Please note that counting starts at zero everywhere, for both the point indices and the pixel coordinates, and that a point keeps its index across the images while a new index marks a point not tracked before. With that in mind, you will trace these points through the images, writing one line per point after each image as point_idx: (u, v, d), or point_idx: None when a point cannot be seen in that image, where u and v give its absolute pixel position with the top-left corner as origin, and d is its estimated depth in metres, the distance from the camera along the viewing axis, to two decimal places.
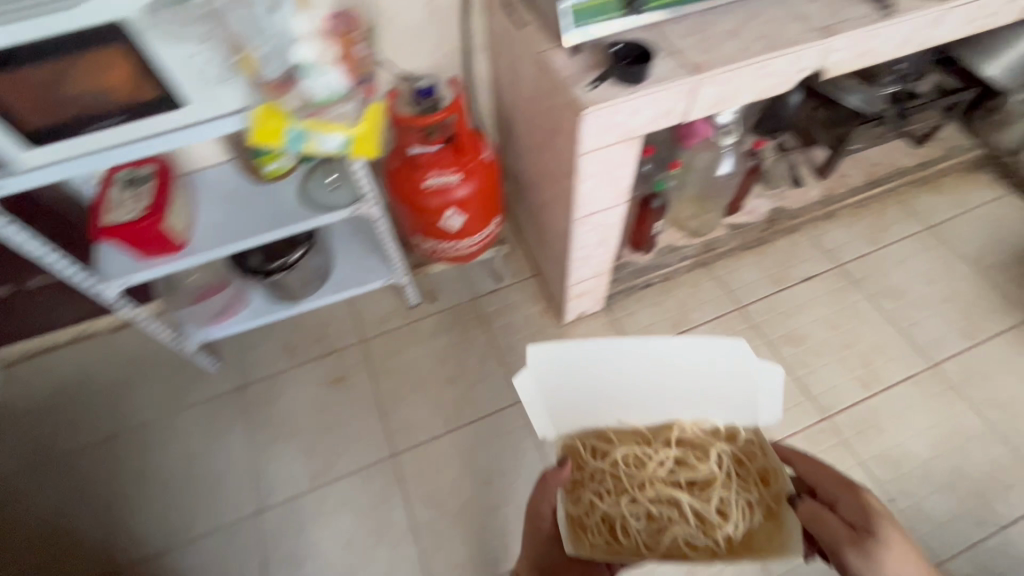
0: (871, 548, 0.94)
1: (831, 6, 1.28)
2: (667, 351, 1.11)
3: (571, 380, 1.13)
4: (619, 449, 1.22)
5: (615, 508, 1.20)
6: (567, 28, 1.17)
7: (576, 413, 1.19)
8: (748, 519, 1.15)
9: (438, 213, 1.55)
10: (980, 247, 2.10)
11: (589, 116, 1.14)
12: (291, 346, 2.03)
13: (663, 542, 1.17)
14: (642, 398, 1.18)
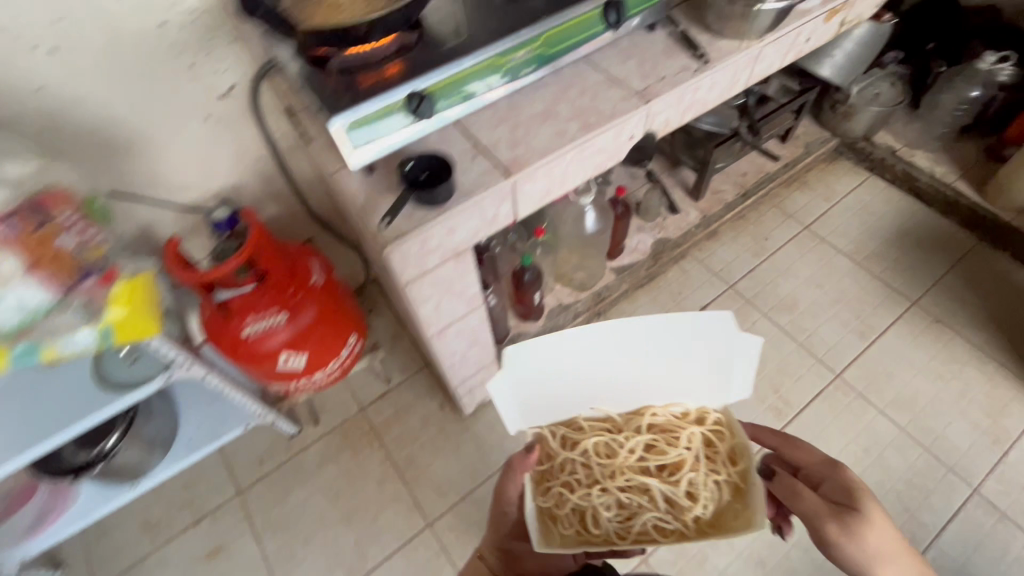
0: (861, 532, 0.87)
1: (646, 64, 1.18)
2: (652, 336, 0.95)
3: (544, 373, 0.97)
4: (589, 440, 1.06)
5: (582, 498, 1.04)
6: (349, 152, 0.99)
7: (552, 403, 1.03)
8: (719, 499, 1.01)
9: (269, 359, 1.30)
10: (856, 237, 2.12)
11: (395, 254, 0.96)
12: (153, 522, 1.70)
13: (632, 530, 1.03)
14: (610, 381, 1.03)
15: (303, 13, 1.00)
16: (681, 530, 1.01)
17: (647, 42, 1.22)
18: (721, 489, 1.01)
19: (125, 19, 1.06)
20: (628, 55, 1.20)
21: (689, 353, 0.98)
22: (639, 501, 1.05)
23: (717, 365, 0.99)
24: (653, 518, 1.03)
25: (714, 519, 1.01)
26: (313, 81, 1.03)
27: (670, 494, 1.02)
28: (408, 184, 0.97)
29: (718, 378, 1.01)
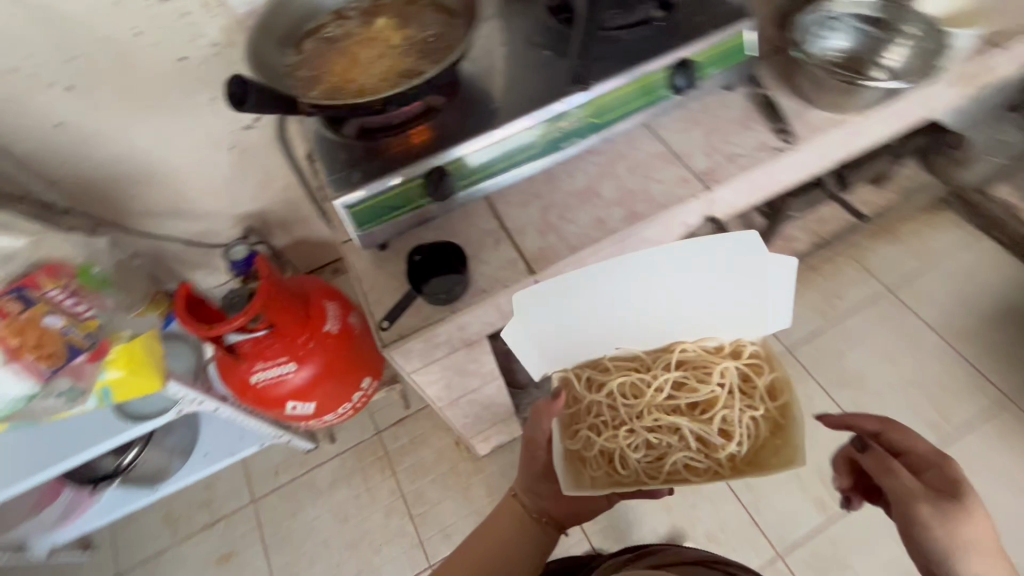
0: (960, 527, 0.66)
1: (714, 136, 1.00)
2: (669, 264, 0.78)
3: (557, 319, 0.82)
4: (612, 380, 0.90)
5: (608, 439, 0.89)
6: (355, 233, 0.88)
7: (573, 349, 0.87)
8: (761, 437, 0.85)
9: (277, 404, 1.27)
10: (949, 309, 1.82)
11: (395, 353, 0.86)
12: (173, 517, 1.76)
13: (663, 467, 0.87)
14: (630, 315, 0.84)
15: (321, 68, 0.90)
16: (719, 467, 0.85)
17: (719, 106, 1.03)
18: (761, 425, 0.86)
19: (144, 56, 0.99)
20: (694, 122, 1.02)
21: (718, 280, 0.80)
22: (671, 439, 0.88)
23: (752, 293, 0.81)
24: (689, 458, 0.86)
25: (756, 455, 0.85)
26: (329, 143, 0.93)
27: (704, 433, 0.86)
28: (410, 279, 0.86)
29: (754, 304, 0.82)
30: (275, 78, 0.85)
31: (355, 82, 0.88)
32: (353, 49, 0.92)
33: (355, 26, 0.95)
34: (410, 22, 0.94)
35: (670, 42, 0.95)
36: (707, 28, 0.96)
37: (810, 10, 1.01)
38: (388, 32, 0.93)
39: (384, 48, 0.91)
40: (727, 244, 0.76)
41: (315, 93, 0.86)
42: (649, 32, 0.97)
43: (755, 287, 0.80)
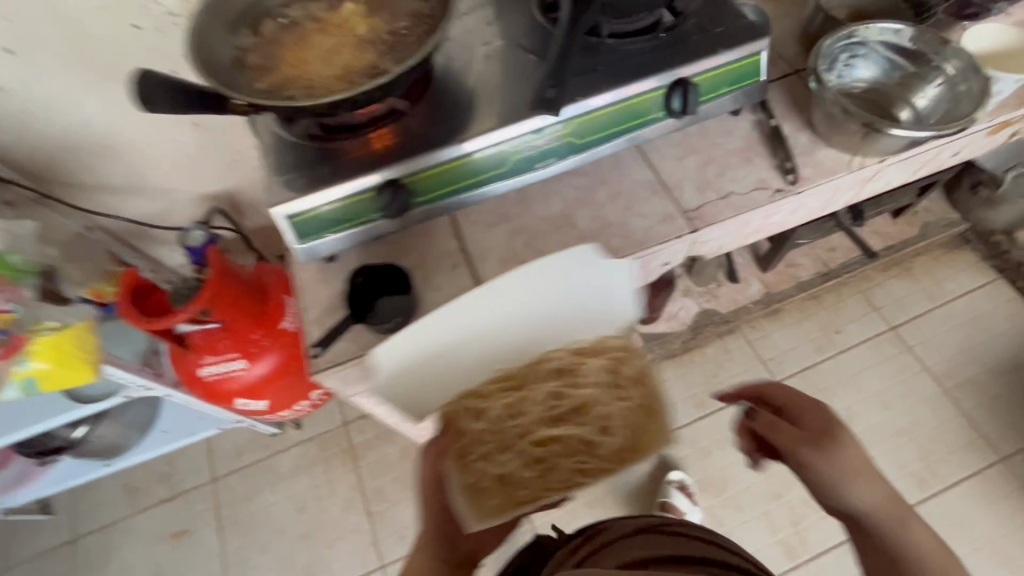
0: (837, 456, 0.71)
1: (710, 168, 0.89)
2: (508, 283, 0.67)
3: (407, 365, 0.71)
4: (489, 404, 0.73)
5: (495, 466, 0.72)
6: (297, 245, 0.80)
7: (440, 394, 0.74)
8: (639, 423, 0.73)
9: (226, 399, 1.22)
10: (953, 356, 1.72)
11: (329, 379, 0.79)
12: (132, 487, 1.74)
13: (557, 482, 0.72)
14: (475, 344, 0.72)
15: (275, 56, 0.80)
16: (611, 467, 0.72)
17: (721, 133, 0.92)
18: (630, 414, 0.73)
19: (90, 20, 0.90)
20: (690, 149, 0.91)
21: (564, 286, 0.70)
22: (557, 450, 0.73)
23: (603, 286, 0.71)
24: (580, 465, 0.72)
25: (645, 444, 0.72)
26: (279, 139, 0.84)
27: (588, 435, 0.72)
28: (351, 305, 0.79)
29: (608, 297, 0.72)
30: (218, 64, 0.76)
31: (309, 75, 0.78)
32: (314, 35, 0.82)
33: (320, 8, 0.85)
34: (380, 9, 0.83)
35: (671, 59, 0.84)
36: (715, 46, 0.85)
37: (844, 30, 0.87)
38: (354, 19, 0.83)
39: (348, 36, 0.81)
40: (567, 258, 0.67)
41: (262, 85, 0.77)
42: (649, 44, 0.86)
43: (605, 282, 0.71)
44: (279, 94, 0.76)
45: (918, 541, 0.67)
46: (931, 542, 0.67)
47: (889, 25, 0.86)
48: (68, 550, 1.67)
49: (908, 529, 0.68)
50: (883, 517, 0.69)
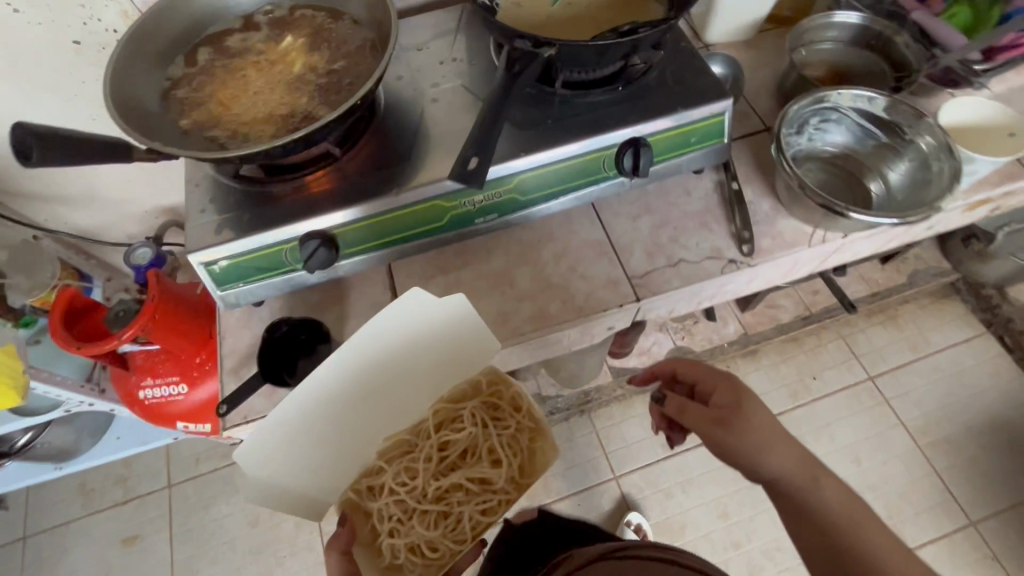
0: (745, 429, 0.70)
1: (663, 231, 0.84)
2: (354, 360, 0.69)
3: (280, 466, 0.71)
4: (383, 479, 0.81)
5: (406, 536, 0.79)
6: (217, 293, 0.77)
7: (324, 486, 0.76)
8: (523, 450, 0.84)
9: (166, 423, 1.19)
10: (930, 412, 1.67)
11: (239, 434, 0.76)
12: (87, 487, 1.73)
13: (465, 530, 0.80)
14: (345, 420, 0.74)
15: (205, 89, 0.76)
16: (508, 498, 0.80)
17: (680, 192, 0.87)
18: (513, 441, 0.83)
19: (26, 35, 0.86)
20: (645, 208, 0.87)
21: (419, 350, 0.74)
22: (457, 499, 0.82)
23: (462, 338, 0.76)
24: (480, 505, 0.81)
25: (531, 466, 0.83)
26: (207, 176, 0.79)
27: (479, 474, 0.82)
28: (263, 362, 0.74)
29: (469, 349, 0.78)
30: (140, 98, 0.71)
31: (238, 114, 0.74)
32: (247, 69, 0.78)
33: (260, 39, 0.80)
34: (322, 45, 0.79)
35: (626, 117, 0.79)
36: (674, 104, 0.80)
37: (815, 96, 0.81)
38: (293, 54, 0.78)
39: (284, 73, 0.77)
40: (402, 307, 0.67)
41: (185, 122, 0.72)
42: (605, 97, 0.81)
43: (461, 336, 0.75)
44: (202, 134, 0.72)
45: (830, 501, 0.68)
46: (843, 499, 0.68)
47: (864, 92, 0.80)
48: (20, 547, 1.66)
49: (820, 488, 0.69)
50: (794, 480, 0.69)
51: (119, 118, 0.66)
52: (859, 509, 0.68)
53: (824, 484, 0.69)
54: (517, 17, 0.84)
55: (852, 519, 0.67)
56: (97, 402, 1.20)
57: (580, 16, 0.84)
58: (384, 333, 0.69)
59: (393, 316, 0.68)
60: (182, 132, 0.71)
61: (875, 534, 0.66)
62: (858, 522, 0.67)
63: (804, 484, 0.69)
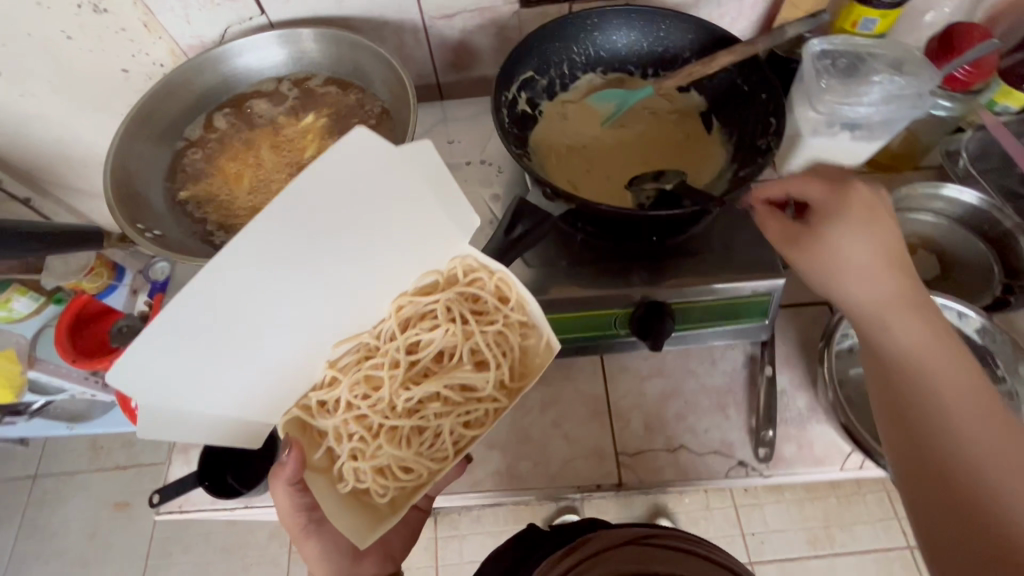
0: (819, 256, 0.56)
1: (671, 402, 0.74)
2: (274, 237, 0.49)
3: (174, 388, 0.53)
4: (338, 392, 0.64)
5: (373, 458, 0.62)
6: None
7: (246, 404, 0.59)
8: (513, 352, 0.66)
9: None
10: None
11: (167, 518, 0.73)
12: (98, 445, 1.81)
13: (447, 447, 0.64)
14: (256, 327, 0.53)
15: (215, 159, 0.72)
16: (496, 407, 0.65)
17: (702, 360, 0.76)
18: (503, 343, 0.66)
19: (76, 60, 0.86)
20: (657, 369, 0.76)
21: (376, 228, 0.54)
22: (434, 412, 0.64)
23: (433, 213, 0.56)
24: (463, 418, 0.64)
25: (524, 367, 0.66)
26: None
27: (459, 379, 0.65)
28: (205, 464, 0.71)
29: (441, 230, 0.59)
30: (145, 163, 0.69)
31: (237, 195, 0.70)
32: (261, 144, 0.74)
33: (283, 111, 0.76)
34: (343, 132, 0.74)
35: (651, 276, 0.69)
36: (712, 271, 0.68)
37: None
38: (311, 136, 0.74)
39: (296, 156, 0.73)
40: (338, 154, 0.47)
41: (183, 194, 0.69)
42: (634, 244, 0.71)
43: (430, 209, 0.56)
44: (196, 213, 0.68)
45: (933, 371, 0.51)
46: (958, 374, 0.50)
47: (954, 305, 0.67)
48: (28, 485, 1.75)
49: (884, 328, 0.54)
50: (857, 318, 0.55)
51: (110, 194, 0.63)
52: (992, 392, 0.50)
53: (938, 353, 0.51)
54: (555, 130, 0.75)
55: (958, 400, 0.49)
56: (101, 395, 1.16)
57: (626, 144, 0.74)
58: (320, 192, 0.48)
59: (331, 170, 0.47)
60: (177, 207, 0.68)
61: (951, 369, 0.51)
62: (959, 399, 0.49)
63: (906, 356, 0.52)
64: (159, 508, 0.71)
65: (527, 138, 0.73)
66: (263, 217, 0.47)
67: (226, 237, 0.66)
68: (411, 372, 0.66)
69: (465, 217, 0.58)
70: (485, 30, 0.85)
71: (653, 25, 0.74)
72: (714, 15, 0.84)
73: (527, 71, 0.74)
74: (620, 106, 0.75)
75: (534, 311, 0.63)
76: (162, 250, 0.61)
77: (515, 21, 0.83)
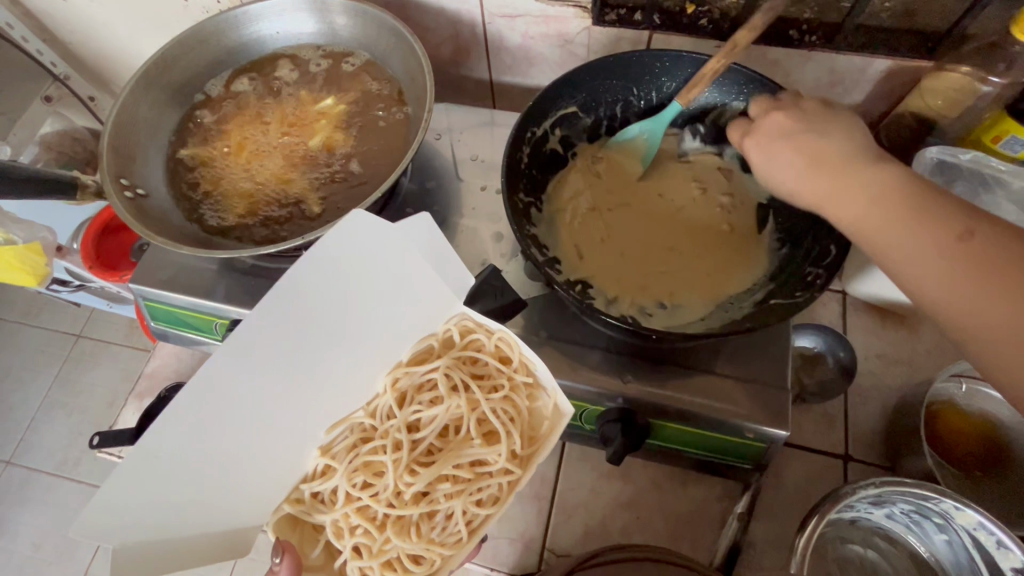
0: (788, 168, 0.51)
1: (623, 513, 0.66)
2: (264, 322, 0.44)
3: (167, 511, 0.45)
4: (335, 483, 0.55)
5: (381, 553, 0.54)
6: (153, 322, 0.74)
7: (244, 509, 0.50)
8: (521, 416, 0.57)
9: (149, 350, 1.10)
10: None
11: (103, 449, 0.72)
12: None
13: (459, 529, 0.55)
14: (238, 419, 0.46)
15: (226, 123, 0.69)
16: (510, 480, 0.56)
17: (672, 477, 0.67)
18: (508, 413, 0.57)
19: None
20: (619, 470, 0.68)
21: (378, 296, 0.50)
22: (445, 494, 0.55)
23: (432, 277, 0.53)
24: (475, 497, 0.55)
25: (532, 430, 0.58)
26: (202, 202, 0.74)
27: (469, 456, 0.56)
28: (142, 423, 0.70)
29: (432, 300, 0.54)
30: (153, 113, 0.66)
31: (233, 168, 0.67)
32: (277, 118, 0.69)
33: (310, 86, 0.71)
34: (361, 125, 0.68)
35: (632, 377, 0.59)
36: (702, 392, 0.58)
37: (912, 489, 0.55)
38: (325, 122, 0.69)
39: (303, 141, 0.68)
40: (332, 239, 0.46)
41: (182, 152, 0.67)
42: (626, 336, 0.61)
43: (424, 277, 0.52)
44: (190, 178, 0.66)
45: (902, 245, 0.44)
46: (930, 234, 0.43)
47: (995, 531, 0.53)
48: (49, 342, 1.57)
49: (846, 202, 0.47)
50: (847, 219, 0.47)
51: (104, 140, 0.61)
52: (972, 219, 0.42)
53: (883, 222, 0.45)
54: (582, 183, 0.65)
55: (937, 273, 0.42)
56: (125, 292, 1.18)
57: (675, 225, 0.62)
58: (315, 272, 0.46)
59: (322, 250, 0.45)
60: (171, 166, 0.66)
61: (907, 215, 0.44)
62: (919, 261, 0.43)
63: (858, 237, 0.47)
64: (99, 449, 0.71)
65: (546, 184, 0.64)
66: (256, 313, 0.43)
67: (209, 211, 0.64)
68: (418, 455, 0.57)
69: (458, 280, 0.54)
70: (549, 41, 0.74)
71: (732, 85, 0.62)
72: (822, 84, 0.70)
73: (570, 105, 0.65)
74: (652, 137, 0.64)
75: (541, 372, 0.56)
76: (136, 214, 0.59)
77: (583, 38, 0.73)
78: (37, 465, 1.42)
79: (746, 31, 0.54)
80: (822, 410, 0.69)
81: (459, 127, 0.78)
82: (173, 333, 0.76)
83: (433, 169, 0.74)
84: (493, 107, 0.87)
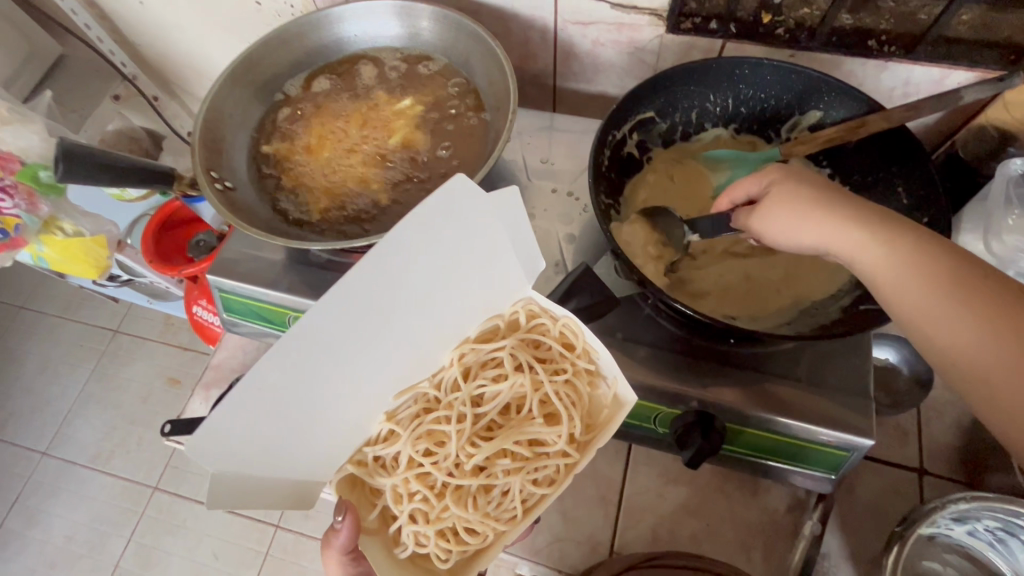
0: (789, 211, 0.50)
1: (693, 520, 0.65)
2: (357, 283, 0.43)
3: (248, 458, 0.45)
4: (398, 449, 0.54)
5: (437, 520, 0.53)
6: (224, 314, 0.76)
7: (315, 465, 0.51)
8: (581, 402, 0.57)
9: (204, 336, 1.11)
10: None
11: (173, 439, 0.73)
12: None
13: (515, 507, 0.54)
14: (321, 377, 0.46)
15: (305, 122, 0.71)
16: (567, 463, 0.55)
17: (743, 486, 0.66)
18: (567, 396, 0.56)
19: None
20: (688, 476, 0.67)
21: (460, 269, 0.49)
22: (503, 470, 0.55)
23: (512, 258, 0.52)
24: (534, 476, 0.55)
25: (591, 417, 0.57)
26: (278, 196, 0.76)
27: (530, 434, 0.55)
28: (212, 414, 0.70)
29: (506, 279, 0.53)
30: (238, 111, 0.68)
31: (313, 164, 0.68)
32: (356, 117, 0.71)
33: (387, 87, 0.73)
34: (437, 126, 0.70)
35: (711, 380, 0.59)
36: (786, 394, 0.58)
37: (1000, 504, 0.55)
38: (403, 122, 0.70)
39: (381, 140, 0.70)
40: (433, 204, 0.45)
41: (264, 148, 0.69)
42: (698, 338, 0.61)
43: (504, 254, 0.51)
44: (273, 173, 0.68)
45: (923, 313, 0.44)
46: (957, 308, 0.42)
47: None
48: (88, 337, 1.59)
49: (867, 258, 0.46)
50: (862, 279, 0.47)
51: (194, 137, 0.63)
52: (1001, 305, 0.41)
53: (913, 276, 0.44)
54: (657, 185, 0.67)
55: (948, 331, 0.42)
56: (178, 287, 1.20)
57: None
58: (411, 238, 0.45)
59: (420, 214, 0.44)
60: (255, 161, 0.68)
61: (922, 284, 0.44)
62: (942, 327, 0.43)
63: (882, 287, 0.46)
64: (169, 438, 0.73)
65: (623, 186, 0.65)
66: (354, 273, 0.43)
67: (289, 204, 0.66)
68: (478, 428, 0.56)
69: (530, 263, 0.53)
70: (619, 49, 0.75)
71: (812, 94, 0.63)
72: (896, 92, 0.70)
73: (649, 111, 0.65)
74: (736, 167, 0.65)
75: (604, 359, 0.55)
76: (227, 206, 0.60)
77: (654, 45, 0.73)
78: (72, 458, 1.43)
79: (881, 119, 0.56)
80: (895, 423, 0.68)
81: (527, 131, 0.79)
82: (241, 326, 0.77)
83: (504, 172, 0.75)
84: (554, 112, 0.88)
